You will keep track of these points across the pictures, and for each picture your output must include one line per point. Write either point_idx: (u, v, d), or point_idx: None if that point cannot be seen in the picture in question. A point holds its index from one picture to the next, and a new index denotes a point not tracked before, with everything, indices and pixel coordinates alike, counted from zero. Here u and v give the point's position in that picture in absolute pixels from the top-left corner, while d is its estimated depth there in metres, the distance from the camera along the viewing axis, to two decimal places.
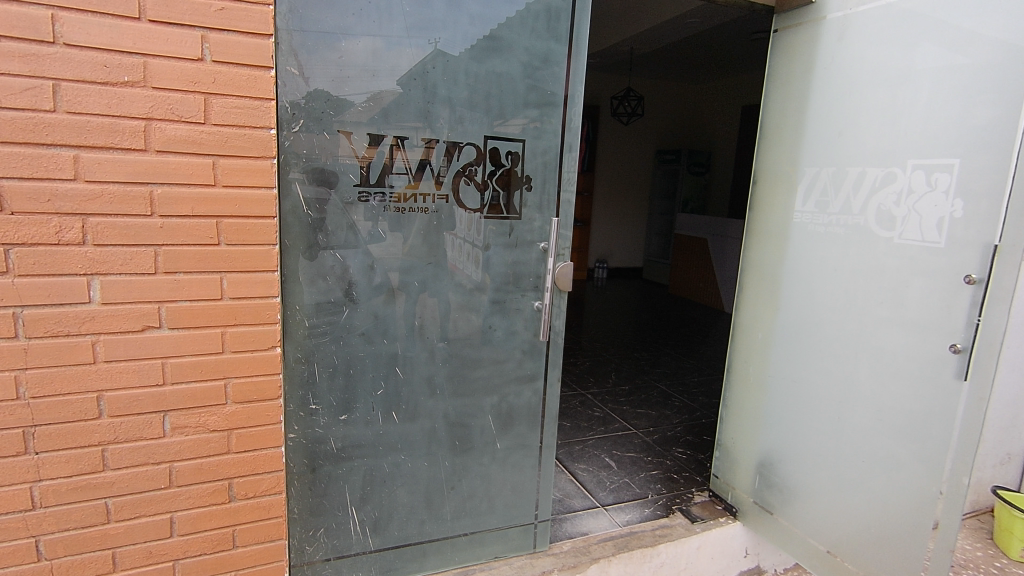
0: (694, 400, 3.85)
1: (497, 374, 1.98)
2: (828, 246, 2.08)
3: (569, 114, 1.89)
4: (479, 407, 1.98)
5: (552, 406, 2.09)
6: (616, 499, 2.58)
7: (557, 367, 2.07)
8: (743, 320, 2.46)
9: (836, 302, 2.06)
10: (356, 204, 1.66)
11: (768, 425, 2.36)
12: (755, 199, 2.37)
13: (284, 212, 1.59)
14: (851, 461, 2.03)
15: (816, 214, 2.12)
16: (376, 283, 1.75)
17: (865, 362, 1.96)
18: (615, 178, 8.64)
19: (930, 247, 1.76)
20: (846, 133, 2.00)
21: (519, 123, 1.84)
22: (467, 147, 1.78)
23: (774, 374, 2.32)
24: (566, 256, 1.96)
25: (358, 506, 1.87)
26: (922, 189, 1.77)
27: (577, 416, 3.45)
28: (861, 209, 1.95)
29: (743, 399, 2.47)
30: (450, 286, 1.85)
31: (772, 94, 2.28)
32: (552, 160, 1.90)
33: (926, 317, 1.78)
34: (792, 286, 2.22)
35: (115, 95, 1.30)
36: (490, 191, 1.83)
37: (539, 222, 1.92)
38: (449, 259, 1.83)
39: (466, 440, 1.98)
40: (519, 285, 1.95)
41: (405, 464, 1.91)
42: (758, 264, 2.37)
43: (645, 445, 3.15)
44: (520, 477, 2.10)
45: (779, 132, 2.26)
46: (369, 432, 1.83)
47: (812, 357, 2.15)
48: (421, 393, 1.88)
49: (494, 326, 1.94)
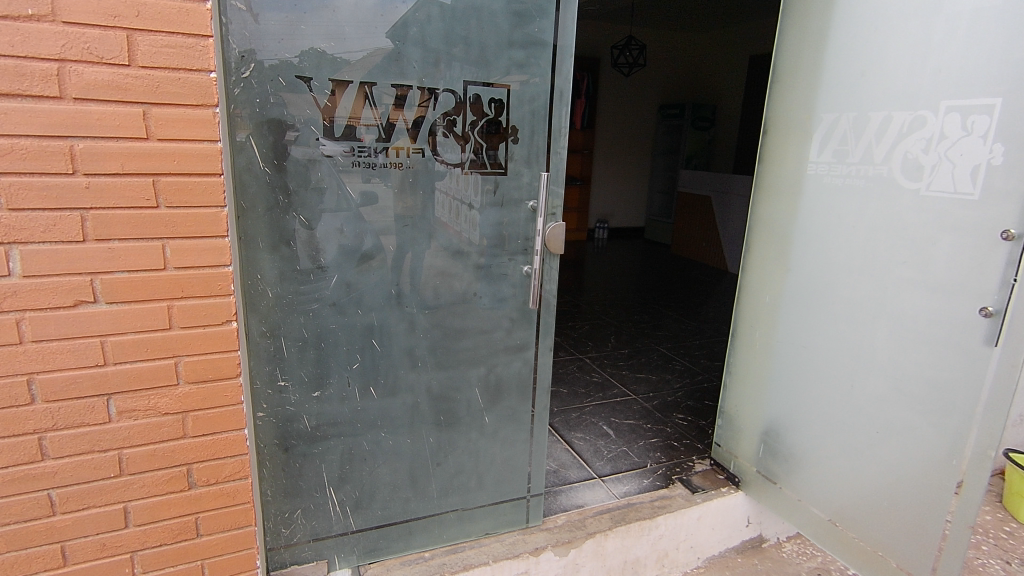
0: (695, 363, 3.73)
1: (484, 344, 1.84)
2: (845, 200, 1.89)
3: (561, 55, 1.68)
4: (465, 379, 1.84)
5: (544, 376, 1.95)
6: (614, 470, 2.48)
7: (550, 336, 1.92)
8: (749, 281, 2.29)
9: (854, 262, 1.88)
10: (320, 160, 1.50)
11: (773, 393, 2.23)
12: (765, 150, 2.17)
13: (237, 171, 1.44)
14: (865, 432, 1.91)
15: (833, 165, 1.91)
16: (346, 249, 1.60)
17: (883, 327, 1.81)
18: (616, 134, 8.33)
19: (963, 199, 1.57)
20: (871, 71, 1.78)
21: (503, 66, 1.63)
22: (444, 93, 1.58)
23: (781, 340, 2.17)
24: (558, 215, 1.78)
25: (337, 486, 1.76)
26: (956, 134, 1.57)
27: (574, 382, 3.34)
28: (884, 157, 1.75)
29: (747, 365, 2.33)
30: (430, 251, 1.69)
31: (786, 30, 2.05)
32: (540, 108, 1.70)
33: (955, 278, 1.61)
34: (804, 245, 2.04)
35: (18, 31, 1.11)
36: (471, 144, 1.64)
37: (527, 178, 1.73)
38: (428, 221, 1.65)
39: (452, 415, 1.86)
40: (506, 248, 1.78)
41: (386, 441, 1.79)
42: (769, 221, 2.19)
43: (644, 411, 3.04)
44: (511, 451, 1.98)
45: (794, 74, 2.04)
46: (345, 409, 1.71)
47: (823, 322, 2.00)
48: (401, 367, 1.75)
49: (480, 293, 1.78)
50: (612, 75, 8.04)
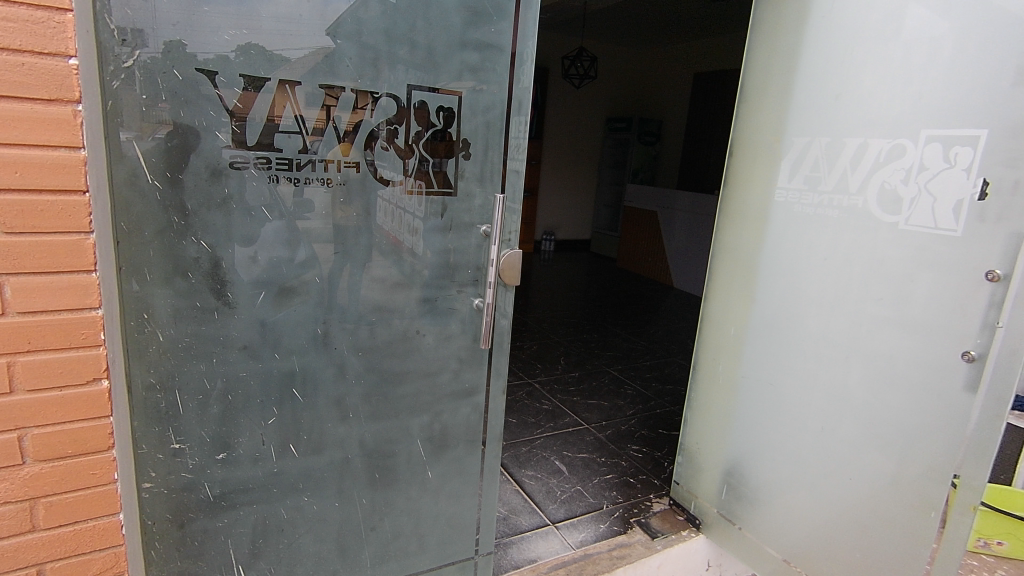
0: (647, 387, 3.60)
1: (428, 389, 1.59)
2: (817, 231, 1.78)
3: (520, 61, 1.48)
4: (405, 430, 1.59)
5: (495, 422, 1.72)
6: (569, 514, 2.28)
7: (502, 377, 1.70)
8: (712, 311, 2.15)
9: (825, 297, 1.77)
10: (228, 173, 1.22)
11: (736, 432, 2.09)
12: (730, 173, 2.04)
13: (115, 185, 1.14)
14: (836, 477, 1.79)
15: (804, 192, 1.81)
16: (260, 282, 1.31)
17: (856, 367, 1.70)
18: (564, 145, 8.24)
19: (944, 235, 1.48)
20: (846, 96, 1.68)
21: (454, 71, 1.41)
22: (384, 99, 1.34)
23: (746, 376, 2.04)
24: (514, 242, 1.57)
25: (247, 563, 1.48)
26: (938, 166, 1.47)
27: (524, 411, 3.13)
28: (859, 187, 1.65)
29: (709, 400, 2.18)
30: (364, 284, 1.43)
31: (753, 48, 1.94)
32: (496, 120, 1.48)
33: (933, 319, 1.52)
34: (772, 275, 1.92)
35: None
36: (415, 159, 1.40)
37: (479, 199, 1.51)
38: (362, 248, 1.40)
39: (389, 471, 1.60)
40: (454, 278, 1.54)
41: (309, 506, 1.52)
42: (733, 248, 2.06)
43: (598, 443, 2.87)
44: (457, 508, 1.74)
45: (762, 95, 1.93)
46: (258, 472, 1.43)
47: (791, 358, 1.88)
48: (329, 419, 1.48)
49: (423, 330, 1.54)
50: (561, 86, 7.96)
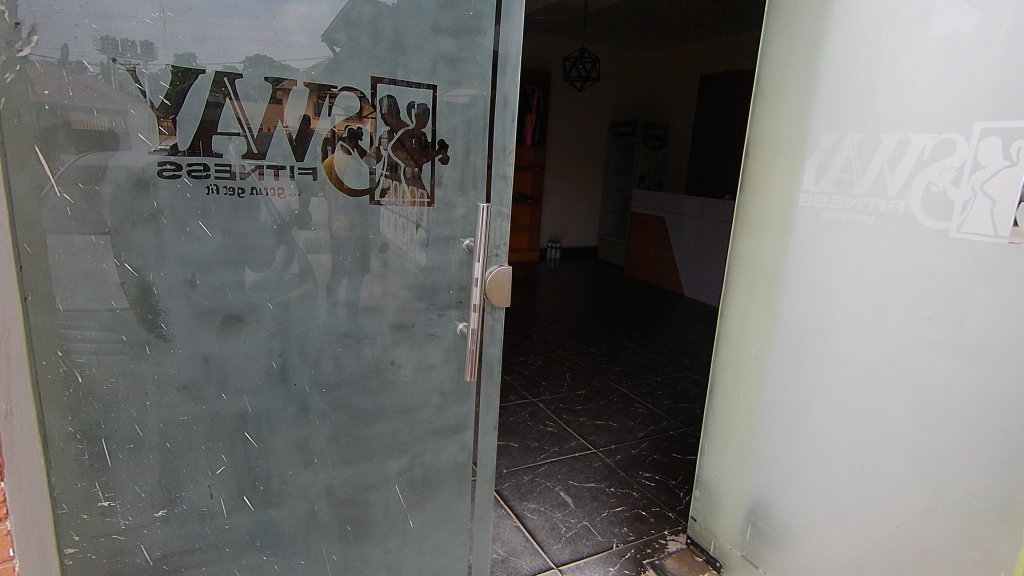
0: (659, 406, 3.37)
1: (406, 428, 1.39)
2: (851, 240, 1.56)
3: (504, 50, 1.28)
4: (381, 475, 1.39)
5: (486, 463, 1.51)
6: (574, 555, 2.06)
7: (493, 412, 1.49)
8: (729, 330, 1.93)
9: (863, 316, 1.55)
10: (156, 184, 1.03)
11: (760, 466, 1.86)
12: (748, 176, 1.83)
13: (17, 198, 0.97)
14: (878, 523, 1.56)
15: (834, 197, 1.59)
16: (202, 311, 1.12)
17: (901, 397, 1.48)
18: (568, 151, 8.06)
19: (1005, 245, 1.26)
20: (881, 87, 1.47)
21: (427, 62, 1.22)
22: (345, 95, 1.14)
23: (771, 403, 1.81)
24: (502, 259, 1.36)
25: None
26: (996, 164, 1.26)
27: (526, 434, 2.92)
28: (901, 190, 1.44)
29: (729, 430, 1.96)
30: (328, 310, 1.24)
31: (771, 37, 1.73)
32: (477, 119, 1.28)
33: (995, 343, 1.30)
34: (798, 291, 1.70)
35: None
36: (384, 164, 1.20)
37: (461, 210, 1.31)
38: (324, 269, 1.20)
39: (363, 522, 1.40)
40: (434, 301, 1.34)
41: (270, 565, 1.32)
42: (752, 260, 1.84)
43: (606, 470, 2.64)
44: (444, 561, 1.53)
45: (782, 88, 1.71)
46: (207, 530, 1.24)
47: (823, 385, 1.66)
48: (290, 466, 1.28)
49: (399, 361, 1.34)
50: (564, 91, 7.80)
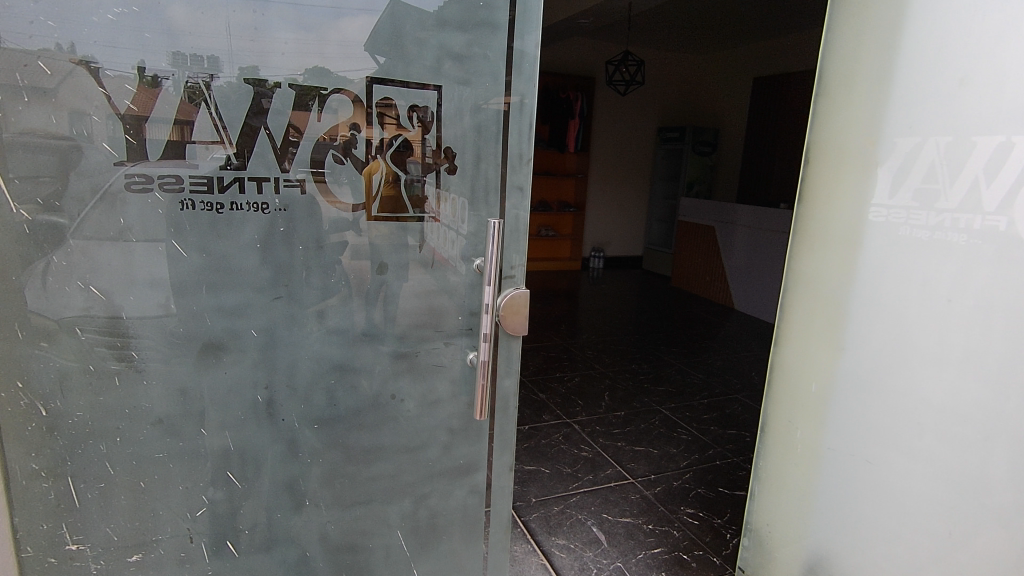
0: (704, 432, 3.12)
1: (409, 468, 1.25)
2: (937, 264, 1.34)
3: (519, 44, 1.13)
4: (380, 519, 1.25)
5: (500, 508, 1.35)
6: None
7: (508, 451, 1.32)
8: (782, 363, 1.66)
9: (952, 352, 1.33)
10: (124, 199, 0.92)
11: (821, 519, 1.62)
12: (805, 185, 1.56)
13: None
14: None
15: (916, 212, 1.36)
16: (177, 338, 1.01)
17: (1000, 447, 1.29)
18: (614, 158, 7.82)
19: None
20: (979, 83, 1.24)
21: (432, 58, 1.07)
22: (339, 97, 1.00)
23: (834, 448, 1.57)
24: (518, 281, 1.20)
25: None
26: None
27: (558, 459, 2.74)
28: (1003, 208, 1.23)
29: (782, 476, 1.70)
30: (320, 338, 1.11)
31: (834, 21, 1.46)
32: (490, 122, 1.13)
33: None
34: (869, 320, 1.46)
35: None
36: (383, 175, 1.06)
37: (470, 226, 1.16)
38: (315, 292, 1.08)
39: (361, 570, 1.27)
40: (440, 328, 1.20)
41: None
42: (811, 283, 1.57)
43: (644, 504, 2.43)
44: None
45: (850, 82, 1.45)
46: None
47: (901, 431, 1.43)
48: (278, 507, 1.16)
49: (401, 394, 1.20)
50: (610, 96, 7.58)
